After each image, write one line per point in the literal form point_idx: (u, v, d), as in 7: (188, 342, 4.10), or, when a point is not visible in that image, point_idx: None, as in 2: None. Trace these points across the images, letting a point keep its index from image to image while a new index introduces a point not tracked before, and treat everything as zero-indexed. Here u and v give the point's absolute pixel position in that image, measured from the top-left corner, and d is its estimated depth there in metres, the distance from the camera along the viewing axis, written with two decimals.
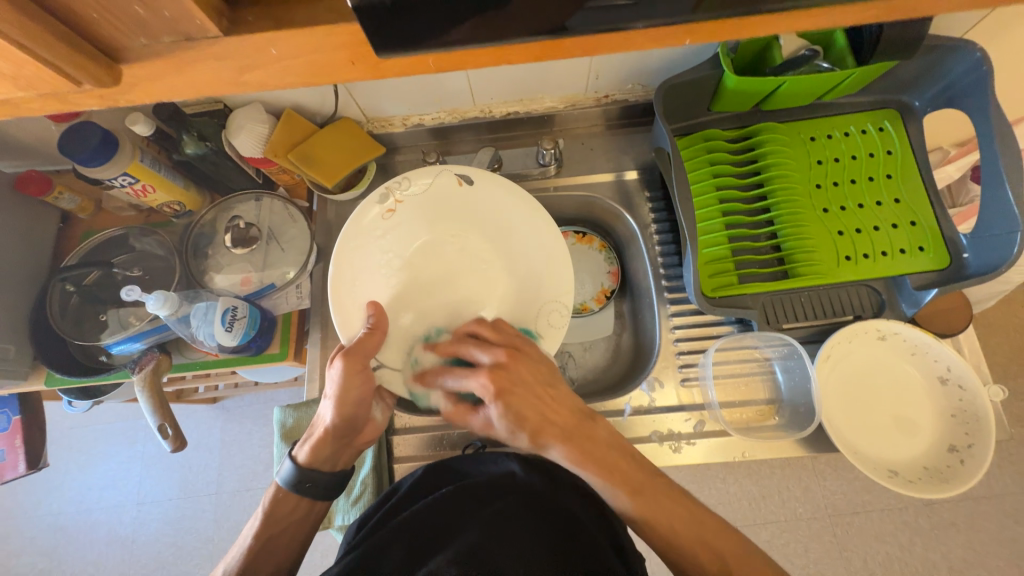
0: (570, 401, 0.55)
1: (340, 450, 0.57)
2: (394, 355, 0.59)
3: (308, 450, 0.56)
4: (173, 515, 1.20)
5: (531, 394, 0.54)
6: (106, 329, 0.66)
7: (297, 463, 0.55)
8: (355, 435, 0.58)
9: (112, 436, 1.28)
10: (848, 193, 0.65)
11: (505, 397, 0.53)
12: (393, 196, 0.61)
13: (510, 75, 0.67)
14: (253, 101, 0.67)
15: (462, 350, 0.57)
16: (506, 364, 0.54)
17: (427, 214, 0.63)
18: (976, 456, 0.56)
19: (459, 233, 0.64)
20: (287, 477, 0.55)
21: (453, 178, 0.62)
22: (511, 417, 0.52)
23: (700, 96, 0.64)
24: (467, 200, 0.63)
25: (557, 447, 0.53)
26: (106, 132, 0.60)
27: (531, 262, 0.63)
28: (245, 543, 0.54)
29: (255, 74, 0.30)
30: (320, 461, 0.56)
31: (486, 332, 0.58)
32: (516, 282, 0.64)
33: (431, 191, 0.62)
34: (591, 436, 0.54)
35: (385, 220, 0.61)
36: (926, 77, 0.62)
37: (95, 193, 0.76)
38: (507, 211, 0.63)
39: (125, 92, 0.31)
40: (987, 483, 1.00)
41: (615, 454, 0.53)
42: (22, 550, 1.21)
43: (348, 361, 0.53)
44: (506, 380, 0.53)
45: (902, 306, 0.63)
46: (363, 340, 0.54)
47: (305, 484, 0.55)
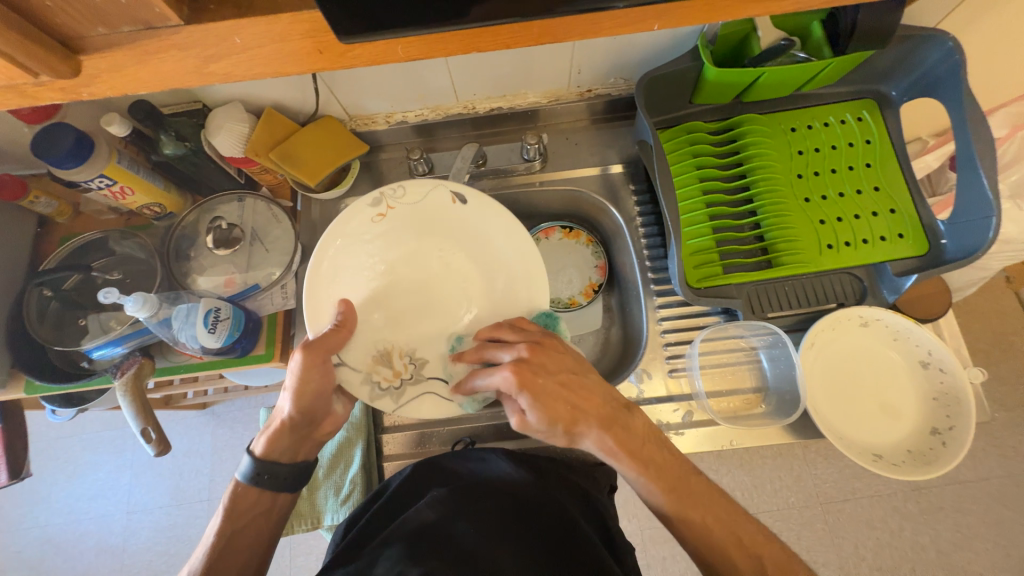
0: (601, 388, 0.54)
1: (299, 443, 0.57)
2: (359, 356, 0.58)
3: (265, 443, 0.55)
4: (164, 523, 1.19)
5: (554, 384, 0.52)
6: (87, 334, 0.65)
7: (255, 456, 0.55)
8: (314, 428, 0.57)
9: (100, 446, 1.26)
10: (829, 183, 0.66)
11: (531, 390, 0.51)
12: (386, 202, 0.61)
13: (491, 71, 0.66)
14: (233, 99, 0.66)
15: (486, 353, 0.56)
16: (528, 358, 0.52)
17: (414, 225, 0.63)
18: (957, 438, 0.57)
19: (446, 248, 0.64)
20: (245, 471, 0.55)
21: (447, 195, 0.62)
22: (544, 410, 0.51)
23: (680, 88, 0.65)
24: (457, 217, 0.63)
25: (591, 437, 0.52)
26: (81, 133, 0.58)
27: (509, 284, 0.63)
28: (211, 542, 0.53)
29: (221, 65, 0.31)
30: (278, 453, 0.56)
31: (506, 333, 0.56)
32: (492, 305, 0.63)
33: (423, 202, 0.62)
34: (628, 426, 0.53)
35: (374, 225, 0.61)
36: (900, 68, 0.63)
37: (73, 196, 0.75)
38: (496, 232, 0.62)
39: (86, 84, 0.31)
40: (974, 466, 1.02)
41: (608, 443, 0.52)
42: (10, 564, 1.19)
43: (308, 354, 0.52)
44: (529, 372, 0.51)
45: (883, 292, 0.63)
46: (328, 334, 0.53)
47: (263, 476, 0.55)
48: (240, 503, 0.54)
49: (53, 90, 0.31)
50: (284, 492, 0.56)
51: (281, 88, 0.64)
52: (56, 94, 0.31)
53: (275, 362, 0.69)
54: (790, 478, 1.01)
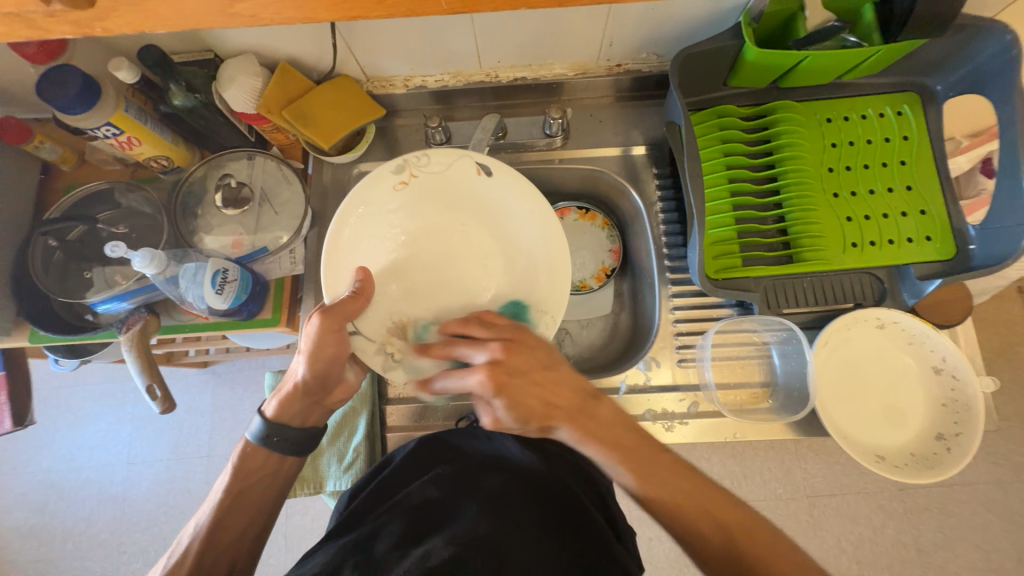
0: (571, 382, 0.53)
1: (310, 408, 0.56)
2: (375, 326, 0.57)
3: (277, 406, 0.55)
4: (164, 475, 1.21)
5: (529, 382, 0.51)
6: (92, 287, 0.64)
7: (265, 418, 0.55)
8: (327, 395, 0.56)
9: (102, 397, 1.27)
10: (860, 178, 0.64)
11: (505, 393, 0.49)
12: (409, 169, 0.59)
13: (518, 36, 0.63)
14: (246, 51, 0.63)
15: (456, 351, 0.53)
16: (503, 359, 0.50)
17: (437, 197, 0.62)
18: (962, 445, 0.57)
19: (467, 222, 0.64)
20: (255, 431, 0.55)
21: (473, 166, 0.60)
22: (516, 409, 0.50)
23: (715, 69, 0.62)
24: (482, 191, 0.61)
25: (563, 428, 0.52)
26: (87, 77, 0.56)
27: (529, 265, 0.62)
28: (216, 499, 0.54)
29: (246, 7, 0.30)
30: (289, 416, 0.55)
31: (475, 330, 0.55)
32: (510, 283, 0.63)
33: (447, 173, 0.61)
34: (594, 416, 0.52)
35: (397, 193, 0.60)
36: (949, 61, 0.60)
37: (78, 144, 0.73)
38: (521, 209, 0.60)
39: (99, 18, 0.30)
40: (963, 471, 1.03)
41: (620, 432, 0.52)
42: (14, 505, 1.22)
43: (326, 319, 0.51)
44: (504, 374, 0.50)
45: (903, 295, 0.62)
46: (345, 301, 0.52)
47: (272, 439, 0.55)
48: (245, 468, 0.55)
49: (66, 23, 0.30)
50: (287, 457, 0.57)
51: (297, 41, 0.61)
52: (70, 27, 0.30)
53: (282, 327, 0.68)
54: (779, 470, 1.03)
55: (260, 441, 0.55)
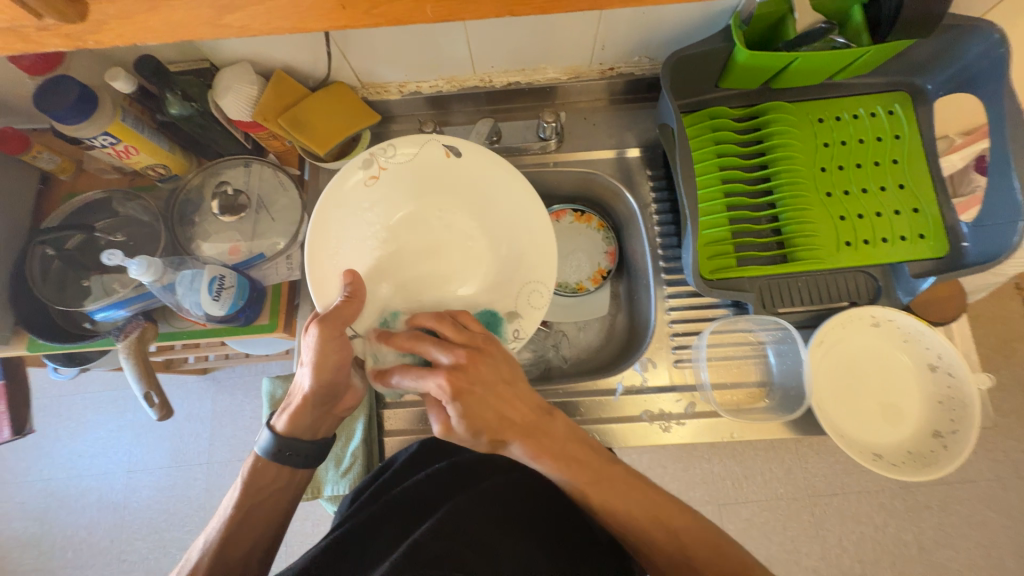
0: (528, 397, 0.52)
1: (320, 418, 0.57)
2: (368, 324, 0.58)
3: (287, 420, 0.55)
4: (164, 482, 1.21)
5: (488, 394, 0.50)
6: (90, 295, 0.64)
7: (275, 432, 0.55)
8: (335, 402, 0.57)
9: (102, 405, 1.27)
10: (853, 178, 0.64)
11: (462, 399, 0.49)
12: (377, 162, 0.60)
13: (510, 41, 0.63)
14: (241, 59, 0.63)
15: (419, 347, 0.52)
16: (466, 365, 0.50)
17: (412, 185, 0.62)
18: (959, 442, 0.57)
19: (444, 209, 0.63)
20: (266, 446, 0.55)
21: (440, 149, 0.60)
22: (467, 420, 0.49)
23: (707, 71, 0.62)
24: (454, 172, 0.62)
25: (517, 443, 0.51)
26: (84, 87, 0.56)
27: (516, 239, 0.62)
28: (223, 517, 0.54)
29: (236, 17, 0.31)
30: (300, 429, 0.56)
31: (445, 329, 0.53)
32: (499, 261, 0.63)
33: (417, 160, 0.61)
34: (549, 433, 0.52)
35: (369, 188, 0.60)
36: (938, 60, 0.60)
37: (76, 153, 0.73)
38: (496, 187, 0.61)
39: (92, 30, 0.31)
40: (963, 468, 1.03)
41: (571, 446, 0.52)
42: (13, 514, 1.22)
43: (323, 327, 0.51)
44: (463, 381, 0.49)
45: (898, 293, 0.62)
46: (341, 307, 0.52)
47: (285, 453, 0.55)
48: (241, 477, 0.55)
49: (58, 35, 0.31)
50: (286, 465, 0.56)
51: (291, 49, 0.62)
52: (62, 40, 0.31)
53: (279, 333, 0.68)
54: (780, 470, 1.03)
55: (256, 452, 0.54)
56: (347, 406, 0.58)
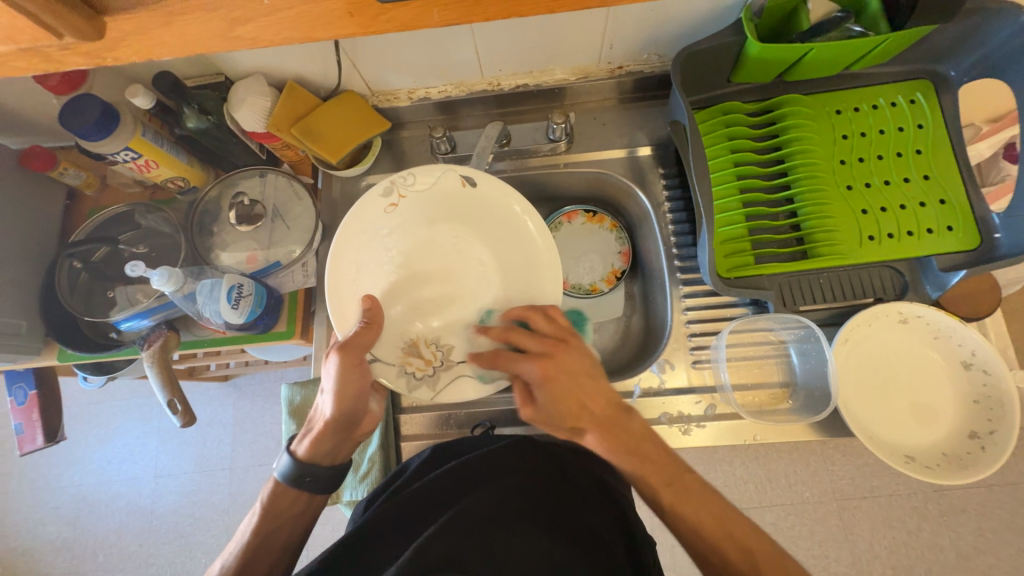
0: (608, 392, 0.52)
1: (340, 444, 0.56)
2: (390, 351, 0.59)
3: (308, 444, 0.55)
4: (189, 487, 1.24)
5: (575, 383, 0.52)
6: (115, 305, 0.66)
7: (296, 458, 0.54)
8: (355, 428, 0.57)
9: (129, 412, 1.31)
10: (874, 170, 0.62)
11: (551, 384, 0.52)
12: (397, 191, 0.60)
13: (519, 44, 0.63)
14: (254, 72, 0.65)
15: (511, 338, 0.56)
16: (552, 354, 0.53)
17: (425, 212, 0.62)
18: (998, 443, 0.54)
19: (458, 233, 0.64)
20: (285, 471, 0.54)
21: (457, 179, 0.60)
22: (552, 403, 0.52)
23: (718, 66, 0.61)
24: (469, 200, 0.61)
25: (591, 435, 0.51)
26: (106, 104, 0.58)
27: (525, 265, 0.61)
28: (246, 537, 0.53)
29: (246, 29, 0.31)
30: (320, 455, 0.55)
31: (537, 321, 0.56)
32: (509, 287, 0.62)
33: (434, 188, 0.61)
34: (626, 429, 0.51)
35: (387, 216, 0.61)
36: (962, 45, 0.58)
37: (100, 169, 0.76)
38: (508, 215, 0.61)
39: (110, 48, 0.32)
40: (1002, 470, 0.98)
41: (649, 445, 0.51)
42: (47, 519, 1.26)
43: (343, 355, 0.53)
44: (553, 368, 0.52)
45: (926, 288, 0.60)
46: (359, 332, 0.54)
47: (304, 479, 0.54)
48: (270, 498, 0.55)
49: (77, 54, 0.32)
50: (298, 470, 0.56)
51: (303, 60, 0.63)
52: (81, 58, 0.32)
53: (296, 339, 0.69)
54: (806, 473, 0.97)
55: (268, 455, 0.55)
56: (365, 431, 0.58)
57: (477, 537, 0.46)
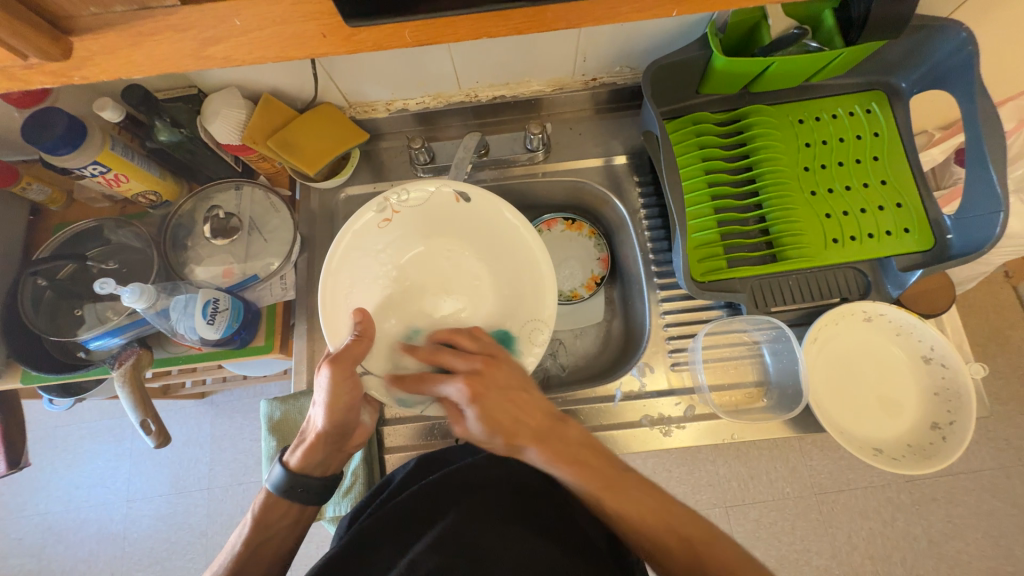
0: (539, 406, 0.54)
1: (332, 455, 0.57)
2: (379, 363, 0.59)
3: (300, 455, 0.55)
4: (164, 511, 1.19)
5: (504, 398, 0.54)
6: (83, 324, 0.64)
7: (287, 468, 0.55)
8: (346, 440, 0.57)
9: (99, 435, 1.26)
10: (836, 176, 0.65)
11: (480, 402, 0.53)
12: (390, 206, 0.60)
13: (494, 58, 0.65)
14: (229, 85, 0.64)
15: (440, 358, 0.56)
16: (481, 370, 0.55)
17: (420, 227, 0.63)
18: (957, 433, 0.57)
19: (453, 245, 0.64)
20: (277, 482, 0.55)
21: (450, 193, 0.60)
22: (485, 421, 0.52)
23: (687, 78, 0.63)
24: (462, 216, 0.62)
25: (532, 448, 0.52)
26: (73, 118, 0.57)
27: (520, 282, 0.62)
28: (236, 548, 0.53)
29: (218, 48, 0.32)
30: (311, 466, 0.56)
31: (462, 340, 0.58)
32: (502, 301, 0.63)
33: (427, 204, 0.61)
34: (563, 438, 0.53)
35: (380, 231, 0.60)
36: (911, 59, 0.62)
37: (67, 184, 0.74)
38: (505, 230, 0.61)
39: (78, 67, 0.31)
40: (966, 459, 1.03)
41: (586, 451, 0.52)
42: (10, 551, 1.19)
43: (336, 368, 0.52)
44: (480, 385, 0.53)
45: (888, 287, 0.63)
46: (350, 346, 0.53)
47: (295, 490, 0.55)
48: (260, 509, 0.54)
49: (43, 73, 0.31)
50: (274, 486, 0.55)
51: (278, 73, 0.63)
52: (47, 77, 0.31)
53: (275, 353, 0.68)
54: (785, 470, 1.00)
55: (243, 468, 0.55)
56: (356, 442, 0.58)
57: (465, 542, 0.47)
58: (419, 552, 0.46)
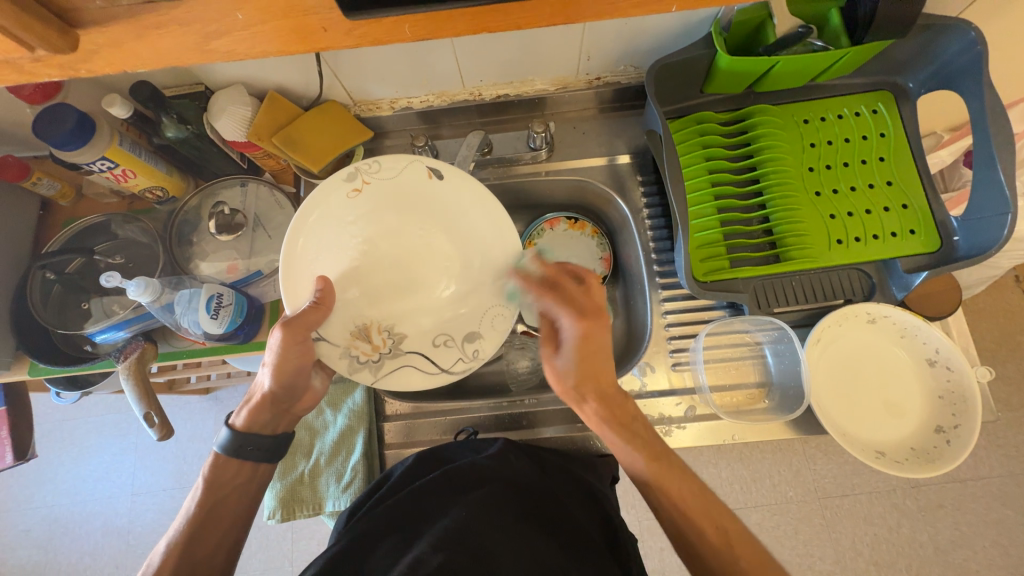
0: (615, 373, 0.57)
1: (279, 416, 0.57)
2: (338, 331, 0.57)
3: (246, 415, 0.56)
4: (168, 505, 1.20)
5: (601, 351, 0.56)
6: (90, 317, 0.65)
7: (235, 429, 0.55)
8: (294, 402, 0.58)
9: (105, 429, 1.27)
10: (841, 176, 0.65)
11: (585, 342, 0.55)
12: (361, 177, 0.59)
13: (498, 57, 0.65)
14: (235, 82, 0.65)
15: (563, 284, 0.56)
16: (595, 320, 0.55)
17: (392, 204, 0.61)
18: (961, 437, 0.57)
19: (426, 225, 0.62)
20: (224, 444, 0.54)
21: (423, 170, 0.60)
22: (574, 359, 0.56)
23: (692, 77, 0.63)
24: (435, 194, 0.61)
25: (591, 403, 0.56)
26: (82, 114, 0.57)
27: (490, 265, 0.62)
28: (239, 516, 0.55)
29: (222, 42, 0.32)
30: (258, 426, 0.56)
31: (597, 286, 0.56)
32: (470, 285, 0.62)
33: (399, 179, 0.60)
34: (623, 408, 0.56)
35: (351, 202, 0.59)
36: (919, 58, 0.61)
37: (76, 179, 0.75)
38: (478, 212, 0.61)
39: (84, 61, 0.32)
40: (974, 465, 1.02)
41: (638, 425, 0.55)
42: (17, 543, 1.21)
43: (288, 332, 0.52)
44: (594, 330, 0.55)
45: (892, 289, 0.63)
46: (305, 313, 0.53)
47: (247, 449, 0.55)
48: (215, 473, 0.54)
49: (51, 66, 0.32)
50: (258, 466, 0.56)
51: (284, 70, 0.63)
52: (54, 70, 0.32)
53: None
54: (789, 473, 1.02)
55: (235, 446, 0.54)
56: (305, 406, 0.59)
57: (467, 541, 0.47)
58: (423, 549, 0.46)
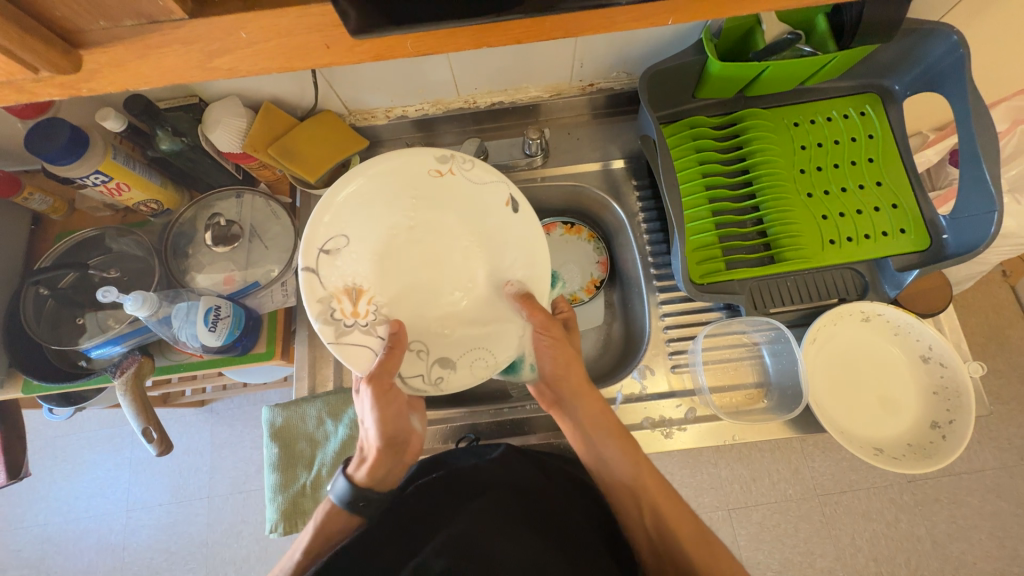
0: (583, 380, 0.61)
1: (395, 467, 0.55)
2: (333, 279, 0.54)
3: (367, 470, 0.52)
4: (164, 520, 1.18)
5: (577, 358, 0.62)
6: (84, 333, 0.64)
7: (354, 482, 0.51)
8: (403, 450, 0.55)
9: (99, 444, 1.25)
10: (832, 177, 0.66)
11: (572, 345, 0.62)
12: (452, 164, 0.56)
13: (492, 64, 0.65)
14: (229, 93, 0.65)
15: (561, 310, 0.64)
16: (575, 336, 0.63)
17: (458, 207, 0.58)
18: (956, 431, 0.58)
19: (473, 241, 0.60)
20: (342, 498, 0.50)
21: (504, 197, 0.57)
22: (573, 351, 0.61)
23: (684, 83, 0.64)
24: (501, 224, 0.58)
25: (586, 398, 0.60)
26: (76, 128, 0.57)
27: (500, 316, 0.59)
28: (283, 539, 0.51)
29: (223, 60, 0.32)
30: (378, 480, 0.53)
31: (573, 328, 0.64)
32: (473, 312, 0.59)
33: (481, 190, 0.57)
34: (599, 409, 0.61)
35: (428, 177, 0.56)
36: (904, 61, 0.62)
37: (68, 193, 0.74)
38: (522, 252, 0.59)
39: (86, 80, 0.32)
40: (969, 459, 1.03)
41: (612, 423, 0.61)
42: (9, 564, 1.18)
43: (375, 384, 0.52)
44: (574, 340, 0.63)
45: (885, 288, 0.64)
46: (384, 358, 0.52)
47: (360, 504, 0.51)
48: None
49: (52, 86, 0.32)
50: None
51: (279, 81, 0.63)
52: (56, 89, 0.32)
53: (277, 359, 0.69)
54: (787, 471, 1.02)
55: None
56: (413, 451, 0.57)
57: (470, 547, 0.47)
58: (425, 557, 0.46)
